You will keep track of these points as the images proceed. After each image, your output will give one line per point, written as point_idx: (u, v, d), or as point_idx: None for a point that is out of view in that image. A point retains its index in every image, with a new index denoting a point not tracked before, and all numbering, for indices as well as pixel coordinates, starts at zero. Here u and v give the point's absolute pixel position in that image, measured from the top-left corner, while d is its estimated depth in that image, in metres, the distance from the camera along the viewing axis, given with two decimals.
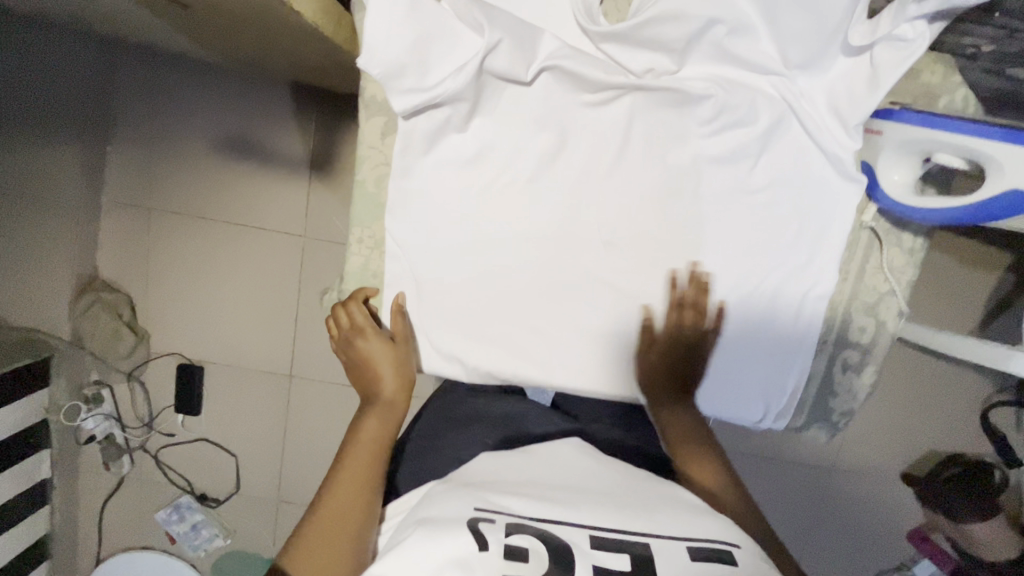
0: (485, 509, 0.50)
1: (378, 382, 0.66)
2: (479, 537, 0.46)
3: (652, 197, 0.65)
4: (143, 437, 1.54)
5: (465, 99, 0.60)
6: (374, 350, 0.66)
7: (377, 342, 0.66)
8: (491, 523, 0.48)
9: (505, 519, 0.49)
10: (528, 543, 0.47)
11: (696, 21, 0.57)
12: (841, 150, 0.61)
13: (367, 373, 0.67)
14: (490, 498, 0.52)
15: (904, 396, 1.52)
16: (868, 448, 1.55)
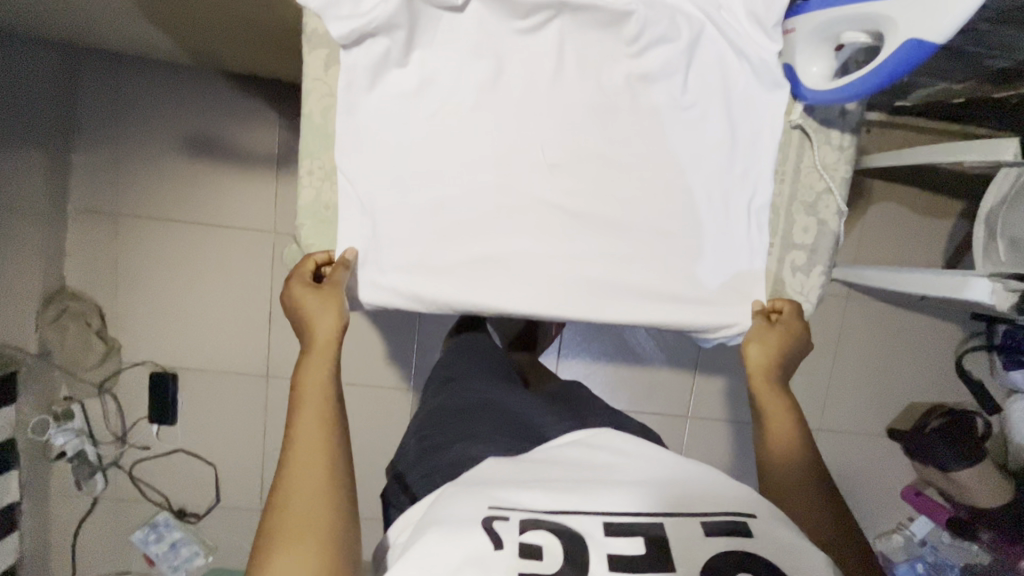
0: (500, 507, 0.48)
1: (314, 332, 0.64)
2: (493, 535, 0.45)
3: (590, 113, 0.67)
4: (117, 452, 1.49)
5: (401, 26, 0.61)
6: (308, 304, 0.66)
7: (310, 296, 0.66)
8: (507, 521, 0.47)
9: (521, 515, 0.48)
10: (542, 539, 0.46)
11: None
12: (763, 54, 0.65)
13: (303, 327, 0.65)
14: (502, 496, 0.50)
15: (881, 350, 1.54)
16: (850, 405, 1.56)
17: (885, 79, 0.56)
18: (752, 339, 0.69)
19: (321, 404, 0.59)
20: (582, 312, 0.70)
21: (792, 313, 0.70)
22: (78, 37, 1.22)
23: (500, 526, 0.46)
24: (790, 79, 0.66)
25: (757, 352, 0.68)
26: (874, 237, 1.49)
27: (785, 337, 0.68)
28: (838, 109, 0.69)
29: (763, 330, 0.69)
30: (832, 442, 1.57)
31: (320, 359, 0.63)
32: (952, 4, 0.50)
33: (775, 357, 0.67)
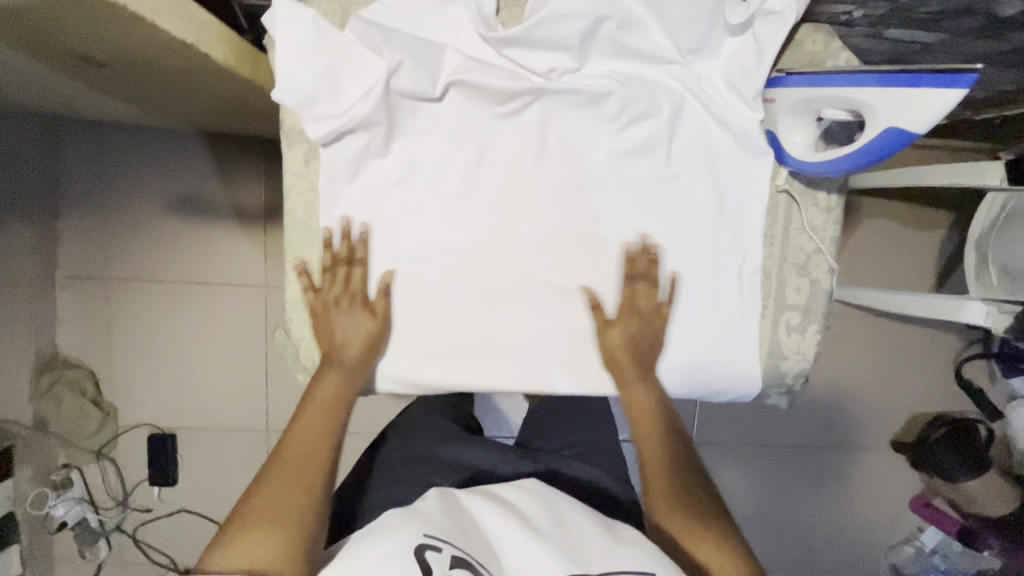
0: (434, 536, 0.57)
1: (343, 350, 0.65)
2: (423, 563, 0.54)
3: (576, 191, 0.67)
4: (119, 517, 1.47)
5: (379, 123, 0.61)
6: (347, 321, 0.65)
7: (349, 313, 0.65)
8: (438, 552, 0.55)
9: (451, 551, 0.56)
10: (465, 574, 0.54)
11: (586, 19, 0.59)
12: (744, 122, 0.65)
13: (329, 337, 0.66)
14: (440, 525, 0.58)
15: (881, 364, 1.54)
16: (854, 421, 1.56)
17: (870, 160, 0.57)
18: (604, 344, 0.68)
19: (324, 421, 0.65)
20: (578, 386, 0.69)
21: (654, 294, 0.68)
22: (58, 109, 1.21)
23: (430, 556, 0.55)
24: (774, 146, 0.66)
25: (616, 336, 0.67)
26: (866, 253, 1.49)
27: (636, 336, 0.68)
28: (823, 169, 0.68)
29: (609, 331, 0.67)
30: (833, 458, 1.57)
31: (341, 385, 0.66)
32: (931, 96, 0.51)
33: (626, 359, 0.67)
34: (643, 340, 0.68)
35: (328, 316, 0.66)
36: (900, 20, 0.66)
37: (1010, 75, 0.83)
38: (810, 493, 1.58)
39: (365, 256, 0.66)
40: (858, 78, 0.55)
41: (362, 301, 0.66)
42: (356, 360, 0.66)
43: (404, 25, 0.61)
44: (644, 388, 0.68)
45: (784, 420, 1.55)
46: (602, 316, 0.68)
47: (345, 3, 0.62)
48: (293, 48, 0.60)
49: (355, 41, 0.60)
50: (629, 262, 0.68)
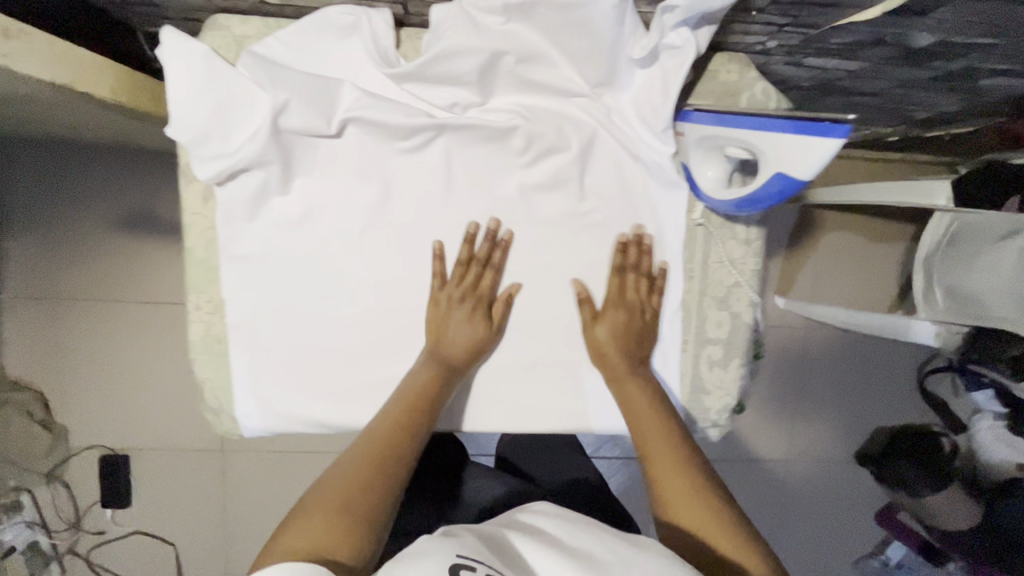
0: (467, 555, 0.42)
1: (449, 348, 0.63)
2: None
3: (486, 226, 0.65)
4: (72, 540, 1.44)
5: (273, 160, 0.59)
6: (456, 321, 0.63)
7: (460, 314, 0.63)
8: (473, 573, 0.40)
9: (488, 572, 0.41)
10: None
11: (482, 54, 0.57)
12: (655, 156, 0.64)
13: (436, 333, 0.63)
14: (477, 546, 0.43)
15: (842, 375, 1.53)
16: (817, 431, 1.54)
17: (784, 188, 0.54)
18: (592, 339, 0.65)
19: (411, 419, 0.58)
20: (492, 425, 0.68)
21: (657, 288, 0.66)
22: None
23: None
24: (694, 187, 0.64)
25: (605, 331, 0.64)
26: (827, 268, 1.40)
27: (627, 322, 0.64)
28: None
29: (595, 326, 0.65)
30: (798, 467, 1.54)
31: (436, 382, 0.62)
32: (814, 146, 0.50)
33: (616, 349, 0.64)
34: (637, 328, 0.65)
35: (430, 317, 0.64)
36: (813, 49, 0.64)
37: (943, 98, 0.81)
38: (775, 505, 1.55)
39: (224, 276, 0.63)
40: (749, 120, 0.54)
41: (482, 304, 0.64)
42: (459, 361, 0.63)
43: (298, 60, 0.59)
44: (636, 383, 0.63)
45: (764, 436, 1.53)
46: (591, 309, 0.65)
47: (239, 37, 0.60)
48: (185, 86, 0.58)
49: (247, 78, 0.58)
50: (621, 254, 0.65)
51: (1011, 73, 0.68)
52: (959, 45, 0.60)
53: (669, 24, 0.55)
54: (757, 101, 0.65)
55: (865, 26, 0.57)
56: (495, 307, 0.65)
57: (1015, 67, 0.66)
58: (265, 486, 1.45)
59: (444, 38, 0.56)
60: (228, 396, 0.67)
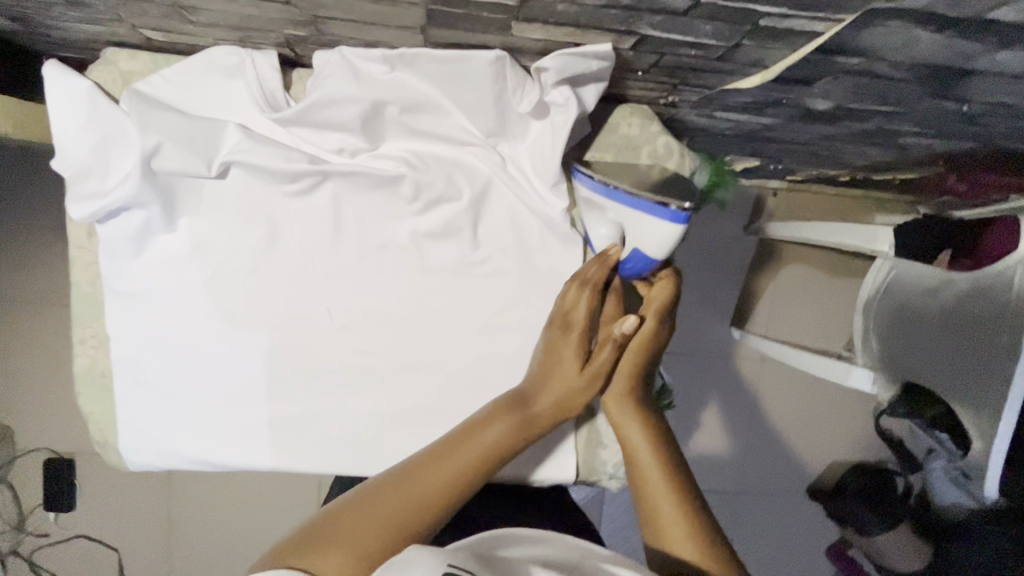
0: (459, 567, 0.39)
1: (535, 398, 0.57)
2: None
3: (377, 271, 0.64)
4: (15, 541, 1.44)
5: (151, 201, 0.58)
6: (567, 361, 0.58)
7: (568, 351, 0.58)
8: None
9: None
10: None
11: (363, 103, 0.56)
12: (548, 209, 0.62)
13: (545, 363, 0.59)
14: (471, 557, 0.40)
15: (801, 409, 1.48)
16: (780, 455, 1.49)
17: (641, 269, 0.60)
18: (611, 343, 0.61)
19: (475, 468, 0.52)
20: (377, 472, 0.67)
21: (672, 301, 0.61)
22: None
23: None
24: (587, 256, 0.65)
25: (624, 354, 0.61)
26: (786, 299, 1.40)
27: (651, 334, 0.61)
28: None
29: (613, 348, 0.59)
30: (762, 488, 1.50)
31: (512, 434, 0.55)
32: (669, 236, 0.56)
33: (636, 363, 0.61)
34: (653, 343, 0.61)
35: (554, 351, 0.59)
36: (718, 106, 0.63)
37: (873, 151, 0.80)
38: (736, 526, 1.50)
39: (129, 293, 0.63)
40: (637, 201, 0.56)
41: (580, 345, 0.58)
42: (543, 410, 0.57)
43: (180, 101, 0.58)
44: (636, 420, 0.60)
45: (736, 464, 1.48)
46: (616, 304, 0.60)
47: (126, 73, 0.59)
48: (66, 122, 0.57)
49: (126, 116, 0.57)
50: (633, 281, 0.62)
51: (924, 136, 0.67)
52: (858, 110, 0.58)
53: (548, 82, 0.53)
54: (658, 155, 0.63)
55: (754, 91, 0.55)
56: (576, 305, 0.58)
57: (926, 132, 0.64)
58: (205, 498, 1.45)
59: (324, 85, 0.55)
60: (113, 430, 0.67)
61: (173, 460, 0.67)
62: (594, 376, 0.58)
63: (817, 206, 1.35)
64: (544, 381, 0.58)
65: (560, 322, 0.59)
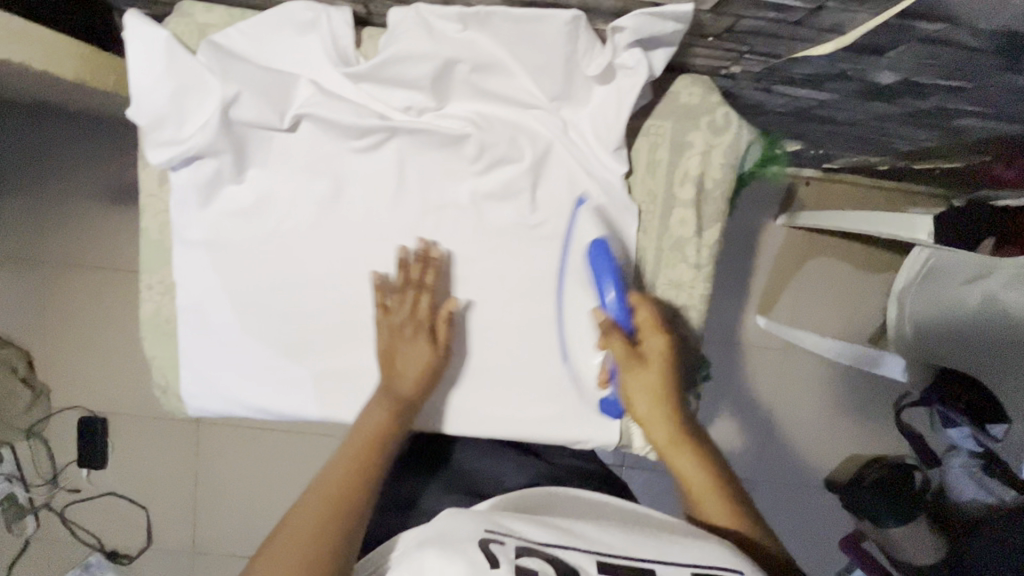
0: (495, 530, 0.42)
1: (401, 381, 0.62)
2: (489, 555, 0.40)
3: (437, 230, 0.65)
4: (48, 495, 1.46)
5: (225, 150, 0.60)
6: (409, 348, 0.63)
7: (411, 341, 0.63)
8: (504, 544, 0.41)
9: (517, 542, 0.41)
10: (540, 566, 0.40)
11: (435, 61, 0.57)
12: (608, 173, 0.63)
13: (395, 359, 0.63)
14: (505, 520, 0.44)
15: (852, 395, 1.34)
16: (833, 442, 1.35)
17: (623, 321, 0.61)
18: (628, 374, 0.62)
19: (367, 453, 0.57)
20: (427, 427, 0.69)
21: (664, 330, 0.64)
22: None
23: (495, 548, 0.40)
24: (561, 338, 0.67)
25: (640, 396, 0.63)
26: (811, 296, 1.32)
27: (666, 360, 0.63)
28: (693, 229, 0.66)
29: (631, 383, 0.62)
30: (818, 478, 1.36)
31: (389, 418, 0.60)
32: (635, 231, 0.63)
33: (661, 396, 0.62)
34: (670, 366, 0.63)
35: (398, 345, 0.63)
36: (780, 79, 0.63)
37: (924, 136, 0.80)
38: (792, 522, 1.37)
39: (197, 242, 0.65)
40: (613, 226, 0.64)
41: (427, 328, 0.63)
42: (410, 390, 0.62)
43: (254, 53, 0.60)
44: (645, 402, 0.63)
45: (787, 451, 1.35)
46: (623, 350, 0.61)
47: (203, 26, 0.61)
48: (146, 70, 0.59)
49: (204, 66, 0.59)
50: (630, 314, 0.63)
51: (984, 117, 0.66)
52: (922, 85, 0.58)
53: (621, 44, 0.55)
54: (716, 125, 0.63)
55: (822, 61, 0.55)
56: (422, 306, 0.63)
57: (987, 112, 0.64)
58: (231, 458, 1.45)
59: (398, 42, 0.56)
60: (174, 374, 0.69)
61: (232, 406, 0.69)
62: (444, 348, 0.64)
63: (849, 198, 1.27)
64: (396, 367, 0.63)
65: (401, 321, 0.63)
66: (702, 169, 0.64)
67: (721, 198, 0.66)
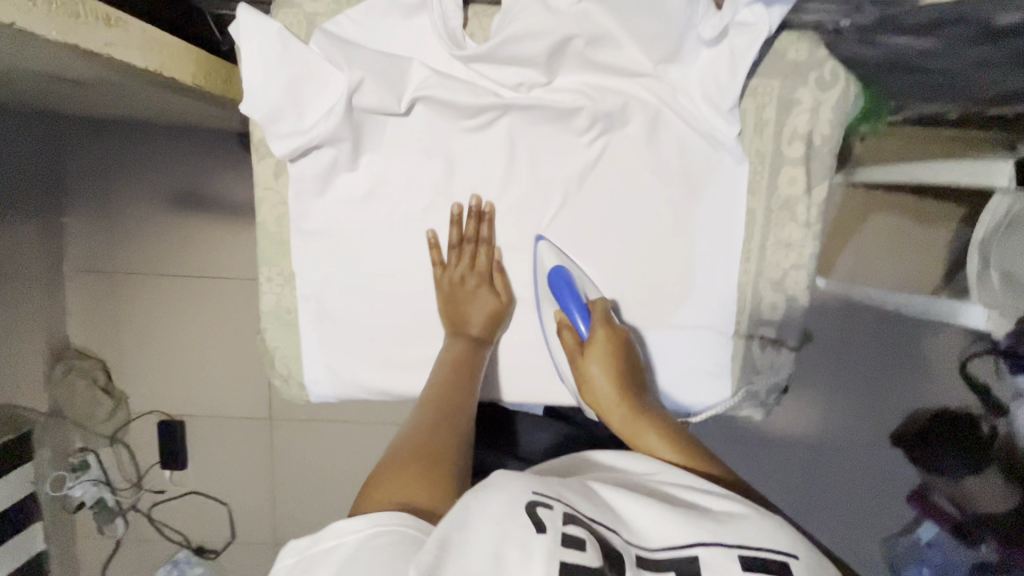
0: (544, 490, 0.38)
1: (471, 323, 0.66)
2: (535, 519, 0.36)
3: (554, 202, 0.67)
4: (135, 497, 1.42)
5: (344, 139, 0.62)
6: (474, 296, 0.67)
7: (471, 287, 0.67)
8: (552, 508, 0.37)
9: (566, 509, 0.38)
10: (587, 536, 0.36)
11: (554, 36, 0.58)
12: (718, 133, 0.64)
13: (458, 308, 0.67)
14: (555, 483, 0.40)
15: None
16: None
17: (578, 319, 0.65)
18: (580, 371, 0.63)
19: (455, 384, 0.60)
20: (548, 397, 0.71)
21: (619, 331, 0.65)
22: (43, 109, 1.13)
23: (543, 512, 0.36)
24: (557, 365, 0.69)
25: (597, 372, 0.62)
26: None
27: (612, 352, 0.63)
28: (802, 187, 0.67)
29: (589, 368, 0.63)
30: None
31: (471, 354, 0.65)
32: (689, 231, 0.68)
33: (613, 391, 0.61)
34: (620, 361, 0.63)
35: (458, 289, 0.66)
36: None
37: None
38: None
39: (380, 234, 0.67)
40: (567, 294, 0.65)
41: (489, 280, 0.68)
42: (483, 330, 0.67)
43: (369, 41, 0.60)
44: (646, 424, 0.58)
45: None
46: (571, 335, 0.65)
47: (311, 15, 0.61)
48: (258, 62, 0.59)
49: (319, 56, 0.59)
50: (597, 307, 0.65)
51: None
52: None
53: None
54: (825, 80, 0.64)
55: None
56: (480, 259, 0.67)
57: None
58: (304, 456, 1.39)
59: (518, 20, 0.57)
60: (298, 362, 0.71)
61: (358, 387, 0.71)
62: (505, 294, 0.69)
63: None
64: (467, 309, 0.66)
65: (461, 270, 0.67)
66: (811, 126, 0.65)
67: (830, 154, 0.67)
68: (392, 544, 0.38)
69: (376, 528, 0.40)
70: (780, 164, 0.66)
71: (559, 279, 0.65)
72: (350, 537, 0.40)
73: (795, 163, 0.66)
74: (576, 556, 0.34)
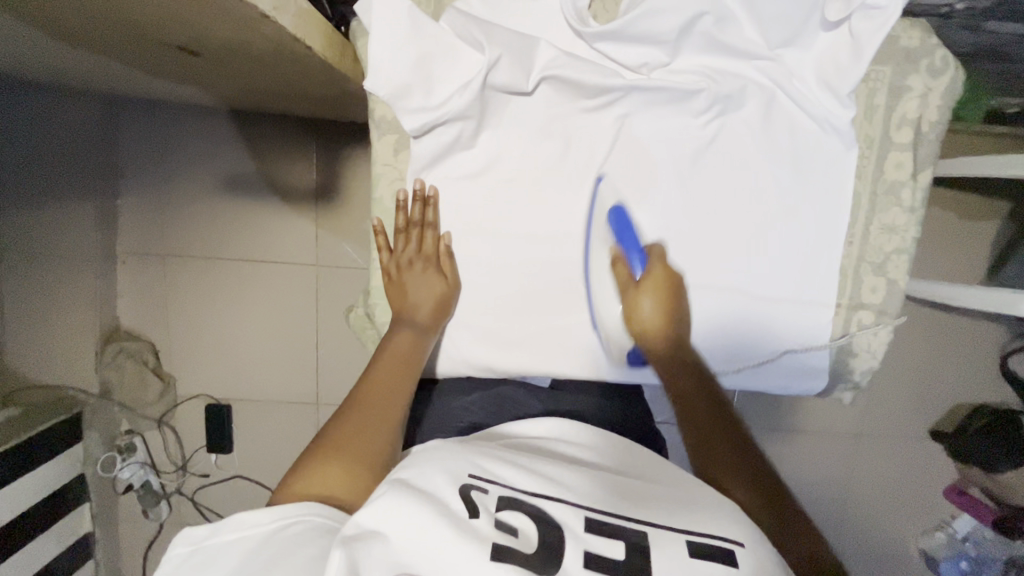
0: (479, 476, 0.43)
1: (416, 308, 0.65)
2: (469, 504, 0.40)
3: (665, 184, 0.67)
4: (179, 481, 1.36)
5: (471, 116, 0.63)
6: (417, 281, 0.66)
7: (417, 272, 0.67)
8: (487, 494, 0.41)
9: (502, 493, 0.42)
10: (520, 522, 0.40)
11: (687, 13, 0.59)
12: (833, 117, 0.65)
13: (403, 292, 0.66)
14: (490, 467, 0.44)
15: None
16: None
17: (632, 252, 0.65)
18: (627, 304, 0.65)
19: (397, 369, 0.60)
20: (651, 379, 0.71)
21: (670, 274, 0.66)
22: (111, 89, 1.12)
23: (478, 498, 0.41)
24: (592, 305, 0.69)
25: (645, 302, 0.64)
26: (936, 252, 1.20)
27: (662, 287, 0.65)
28: (908, 172, 0.68)
29: (636, 299, 0.64)
30: None
31: (416, 341, 0.63)
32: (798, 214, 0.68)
33: (657, 323, 0.64)
34: (669, 297, 0.65)
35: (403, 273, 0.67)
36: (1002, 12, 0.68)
37: None
38: None
39: (434, 219, 0.67)
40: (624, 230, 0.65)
41: (436, 263, 0.67)
42: (427, 316, 0.65)
43: (498, 18, 0.62)
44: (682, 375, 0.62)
45: None
46: (623, 269, 0.65)
47: None
48: (389, 37, 0.60)
49: (450, 33, 0.61)
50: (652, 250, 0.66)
51: None
52: None
53: None
54: (935, 67, 0.65)
55: None
56: (426, 242, 0.67)
57: None
58: None
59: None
60: None
61: (462, 364, 0.71)
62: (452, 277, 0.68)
63: None
64: (412, 295, 0.66)
65: (407, 256, 0.67)
66: (920, 113, 0.67)
67: (937, 141, 0.68)
68: (299, 532, 0.42)
69: (280, 521, 0.43)
70: (886, 149, 0.68)
71: (619, 217, 0.66)
72: (253, 531, 0.42)
73: (902, 149, 0.68)
74: (508, 539, 0.39)
